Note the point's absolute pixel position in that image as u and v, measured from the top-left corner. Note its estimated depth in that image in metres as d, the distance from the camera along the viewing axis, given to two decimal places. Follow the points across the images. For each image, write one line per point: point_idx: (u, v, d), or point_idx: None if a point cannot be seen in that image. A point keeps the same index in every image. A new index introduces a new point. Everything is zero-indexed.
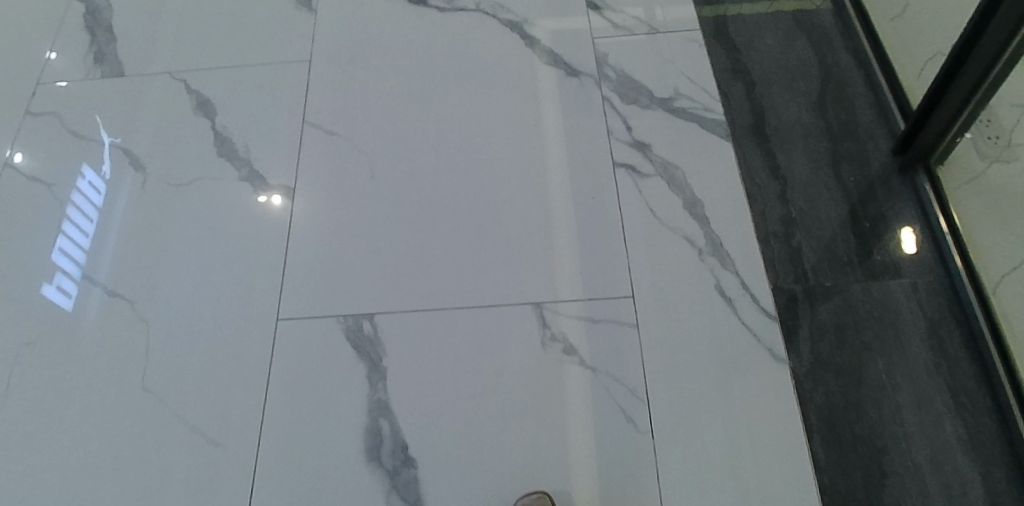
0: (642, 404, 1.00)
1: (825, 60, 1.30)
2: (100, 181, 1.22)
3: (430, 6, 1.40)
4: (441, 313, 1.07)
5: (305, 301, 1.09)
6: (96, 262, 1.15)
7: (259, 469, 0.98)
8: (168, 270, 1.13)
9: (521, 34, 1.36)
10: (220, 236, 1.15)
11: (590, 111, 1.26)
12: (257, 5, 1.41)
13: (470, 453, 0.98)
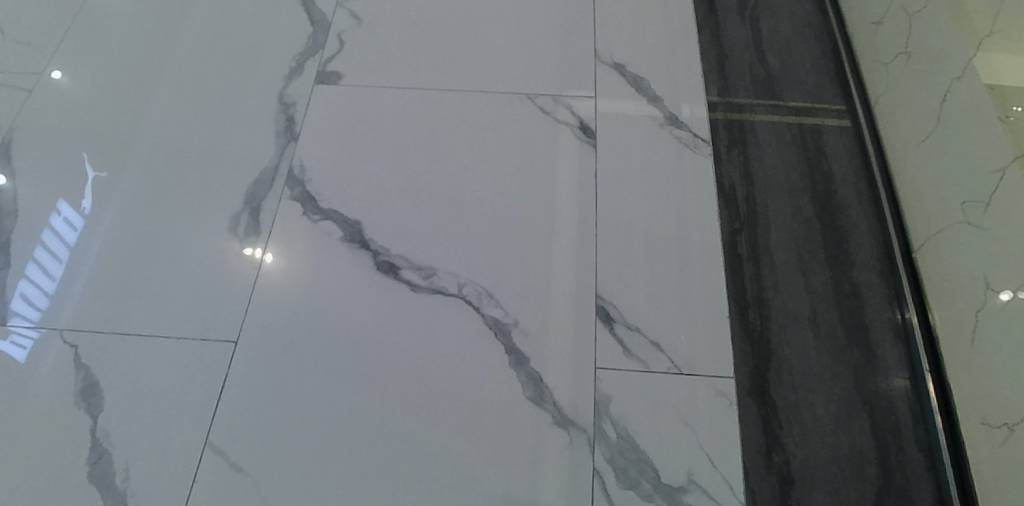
0: (605, 431, 1.01)
1: (886, 457, 1.01)
2: (77, 219, 1.19)
3: (402, 280, 1.13)
4: (415, 329, 1.09)
5: (255, 423, 1.02)
6: (62, 301, 1.11)
7: (221, 445, 1.00)
8: (128, 338, 1.08)
9: (505, 342, 1.08)
10: (191, 272, 1.14)
11: (574, 488, 0.97)
12: (192, 246, 1.16)
13: (427, 455, 0.99)
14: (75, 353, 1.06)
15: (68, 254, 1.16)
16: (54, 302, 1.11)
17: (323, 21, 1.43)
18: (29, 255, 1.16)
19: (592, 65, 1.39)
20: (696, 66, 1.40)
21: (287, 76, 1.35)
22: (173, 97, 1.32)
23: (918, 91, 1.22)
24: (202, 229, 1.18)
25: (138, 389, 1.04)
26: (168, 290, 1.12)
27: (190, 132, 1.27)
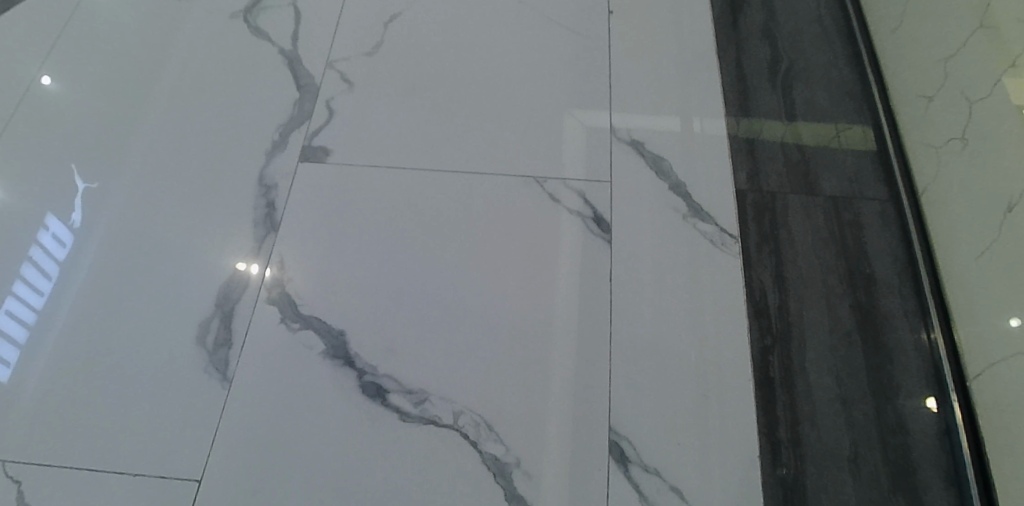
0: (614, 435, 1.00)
1: None
2: (66, 233, 1.15)
3: (390, 407, 1.00)
4: (411, 333, 1.06)
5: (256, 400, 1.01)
6: (49, 317, 1.08)
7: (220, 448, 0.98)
8: (120, 345, 1.05)
9: (505, 485, 0.96)
10: (182, 287, 1.10)
11: None
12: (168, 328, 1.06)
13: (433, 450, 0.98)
14: (65, 362, 1.04)
15: (59, 261, 1.13)
16: (46, 307, 1.09)
17: (310, 85, 1.30)
18: (18, 269, 1.12)
19: (607, 142, 1.26)
20: (722, 144, 1.27)
21: (269, 152, 1.22)
22: (148, 172, 1.21)
23: (974, 196, 1.08)
24: (195, 241, 1.14)
25: (129, 398, 1.01)
26: (159, 295, 1.09)
27: (164, 215, 1.17)
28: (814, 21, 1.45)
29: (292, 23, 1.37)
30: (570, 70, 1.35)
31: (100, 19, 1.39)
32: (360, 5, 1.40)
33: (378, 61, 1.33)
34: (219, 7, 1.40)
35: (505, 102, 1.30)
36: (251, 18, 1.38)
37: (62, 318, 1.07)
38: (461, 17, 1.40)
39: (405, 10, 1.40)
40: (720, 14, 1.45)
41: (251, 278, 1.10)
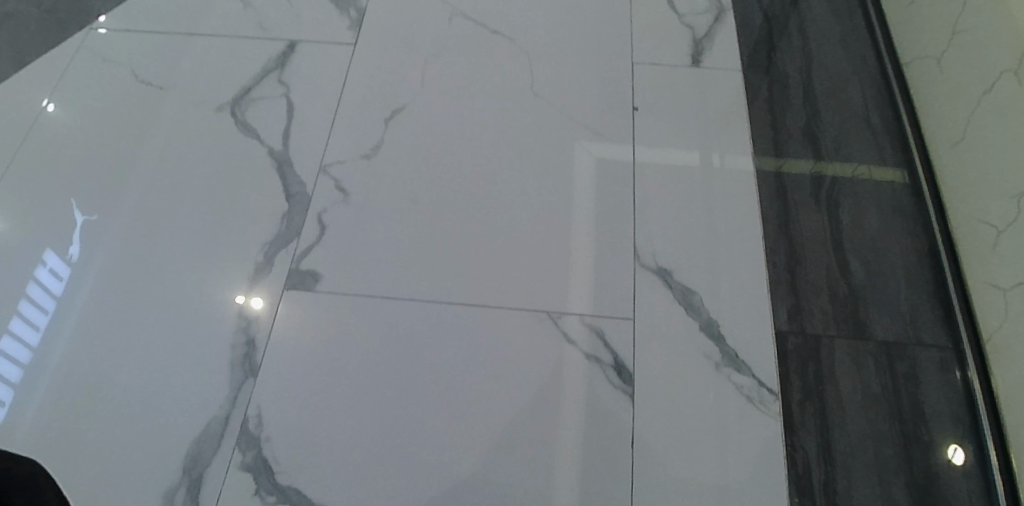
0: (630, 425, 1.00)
1: None
2: (63, 268, 1.12)
3: None
4: (428, 323, 1.06)
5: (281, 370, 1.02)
6: (49, 349, 1.05)
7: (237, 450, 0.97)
8: (124, 372, 1.03)
9: None
10: (186, 313, 1.07)
11: None
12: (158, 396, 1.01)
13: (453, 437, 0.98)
14: (67, 392, 1.02)
15: (57, 295, 1.10)
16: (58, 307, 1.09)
17: (300, 194, 1.17)
18: (15, 304, 1.09)
19: (631, 270, 1.12)
20: (760, 273, 1.12)
21: (253, 276, 1.10)
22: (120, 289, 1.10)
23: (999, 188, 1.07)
24: (200, 266, 1.11)
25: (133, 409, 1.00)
26: (163, 319, 1.07)
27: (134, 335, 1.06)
28: (860, 124, 1.31)
29: (284, 118, 1.25)
30: (590, 153, 1.24)
31: (79, 110, 1.28)
32: (359, 96, 1.28)
33: (378, 165, 1.20)
34: (204, 96, 1.28)
35: (517, 215, 1.17)
36: (239, 110, 1.26)
37: (74, 317, 1.08)
38: (470, 112, 1.28)
39: (409, 104, 1.28)
40: (757, 112, 1.31)
41: (250, 311, 1.07)
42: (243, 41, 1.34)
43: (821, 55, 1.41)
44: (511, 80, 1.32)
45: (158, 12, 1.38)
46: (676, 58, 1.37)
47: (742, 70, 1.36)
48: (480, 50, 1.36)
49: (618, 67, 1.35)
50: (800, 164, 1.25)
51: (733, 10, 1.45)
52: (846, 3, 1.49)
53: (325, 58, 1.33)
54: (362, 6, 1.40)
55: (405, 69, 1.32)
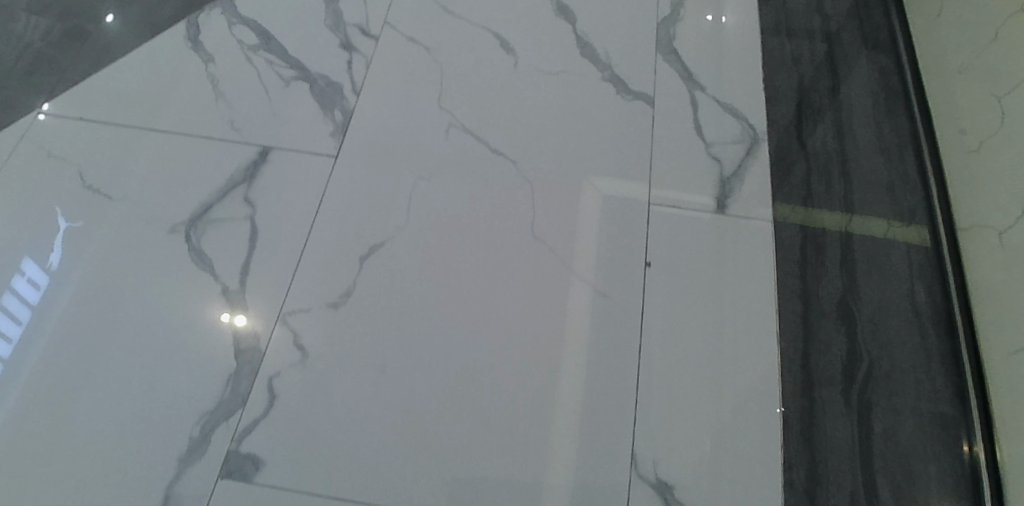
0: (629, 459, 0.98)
1: None
2: (41, 275, 1.07)
3: None
4: (441, 326, 1.05)
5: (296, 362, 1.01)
6: (26, 358, 1.01)
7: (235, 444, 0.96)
8: (109, 372, 1.00)
9: None
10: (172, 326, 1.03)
11: None
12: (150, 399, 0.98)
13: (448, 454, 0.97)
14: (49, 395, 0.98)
15: (32, 305, 1.05)
16: (64, 261, 1.08)
17: (251, 350, 1.02)
18: None
19: (624, 480, 0.97)
20: (773, 495, 0.97)
21: (184, 456, 0.95)
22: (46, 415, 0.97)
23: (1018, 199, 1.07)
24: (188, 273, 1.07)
25: (128, 375, 1.00)
26: (151, 328, 1.03)
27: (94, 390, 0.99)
28: (904, 300, 1.14)
29: (245, 248, 1.09)
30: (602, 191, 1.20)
31: (18, 195, 1.13)
32: (334, 224, 1.12)
33: (346, 317, 1.05)
34: (156, 211, 1.12)
35: (500, 395, 1.01)
36: (194, 234, 1.10)
37: (59, 314, 1.04)
38: (459, 253, 1.12)
39: (391, 238, 1.12)
40: (786, 276, 1.13)
41: (235, 334, 1.02)
42: (210, 145, 1.19)
43: (864, 206, 1.23)
44: (509, 214, 1.16)
45: (123, 98, 1.23)
46: (699, 200, 1.20)
47: (773, 221, 1.19)
48: (477, 173, 1.20)
49: (632, 207, 1.18)
50: (831, 219, 1.20)
51: (768, 141, 1.27)
52: (896, 142, 1.31)
53: (300, 172, 1.17)
54: (349, 109, 1.24)
55: (390, 192, 1.16)
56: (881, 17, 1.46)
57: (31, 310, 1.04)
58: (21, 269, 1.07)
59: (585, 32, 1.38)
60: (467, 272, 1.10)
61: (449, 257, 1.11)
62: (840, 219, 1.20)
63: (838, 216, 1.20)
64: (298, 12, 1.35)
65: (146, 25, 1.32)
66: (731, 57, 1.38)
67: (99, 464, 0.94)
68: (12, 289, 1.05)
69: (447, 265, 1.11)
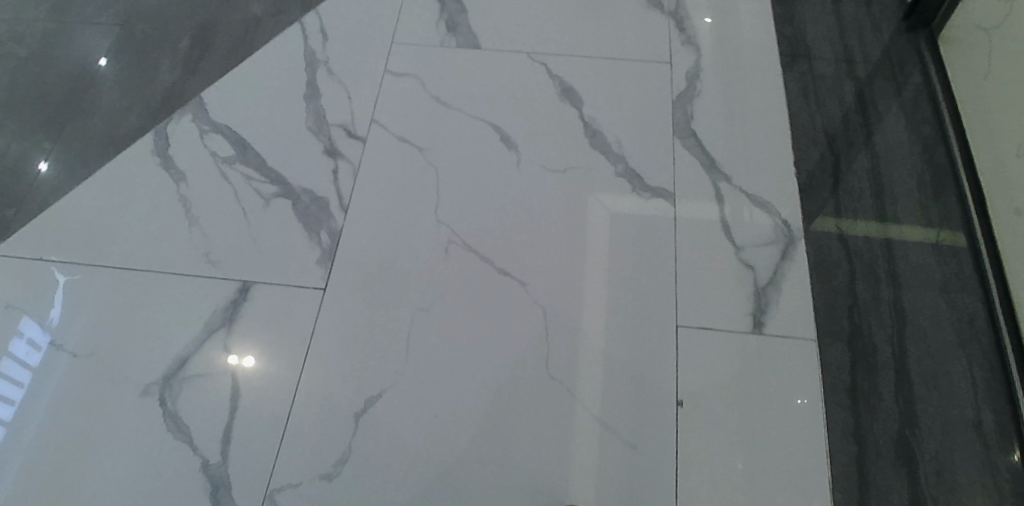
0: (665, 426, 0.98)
1: None
2: (41, 333, 1.03)
3: None
4: (480, 295, 1.07)
5: (340, 344, 1.03)
6: (32, 420, 0.97)
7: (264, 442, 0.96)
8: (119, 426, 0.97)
9: None
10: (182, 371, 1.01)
11: None
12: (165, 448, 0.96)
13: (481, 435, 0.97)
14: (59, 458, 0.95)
15: (34, 365, 1.01)
16: (64, 315, 1.05)
17: None
18: None
19: None
20: None
21: None
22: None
23: None
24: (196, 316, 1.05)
25: (141, 427, 0.97)
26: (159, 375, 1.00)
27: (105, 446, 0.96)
28: (969, 426, 0.99)
29: (226, 408, 0.98)
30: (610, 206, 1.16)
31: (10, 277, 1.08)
32: (323, 375, 1.01)
33: (343, 490, 0.94)
34: (125, 369, 1.01)
35: None
36: (169, 396, 0.99)
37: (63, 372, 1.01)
38: (465, 402, 0.99)
39: (389, 386, 1.00)
40: (836, 411, 0.99)
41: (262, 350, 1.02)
42: (182, 283, 1.07)
43: (917, 312, 1.08)
44: (519, 349, 1.03)
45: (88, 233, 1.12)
46: (734, 319, 1.06)
47: (817, 341, 1.04)
48: (482, 299, 1.07)
49: (658, 332, 1.05)
50: (865, 228, 1.15)
51: (805, 240, 1.13)
52: (946, 230, 1.16)
53: (285, 312, 1.05)
54: (336, 229, 1.12)
55: (386, 329, 1.04)
56: (918, 79, 1.33)
57: (32, 371, 1.01)
58: (20, 330, 1.03)
59: (593, 117, 1.25)
60: (503, 251, 1.11)
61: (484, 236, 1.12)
62: (875, 228, 1.14)
63: (874, 225, 1.15)
64: (278, 115, 1.23)
65: (109, 140, 1.21)
66: (755, 138, 1.24)
67: None
68: (11, 353, 1.02)
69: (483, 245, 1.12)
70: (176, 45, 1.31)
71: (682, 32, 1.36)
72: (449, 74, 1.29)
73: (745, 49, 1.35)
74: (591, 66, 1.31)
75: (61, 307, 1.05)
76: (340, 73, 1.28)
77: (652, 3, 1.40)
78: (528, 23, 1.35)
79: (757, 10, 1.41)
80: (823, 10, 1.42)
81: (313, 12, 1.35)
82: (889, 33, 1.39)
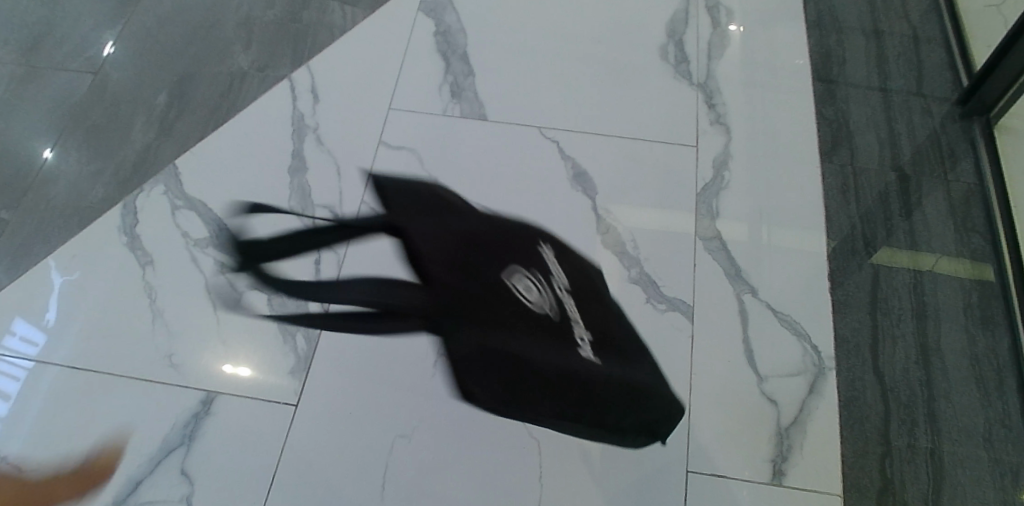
0: (681, 459, 0.95)
1: None
2: (37, 334, 1.02)
3: None
4: None
5: (347, 371, 0.99)
6: (15, 433, 0.95)
7: (260, 470, 0.93)
8: (108, 441, 0.95)
9: None
10: (175, 390, 0.98)
11: None
12: (154, 476, 0.93)
13: (484, 484, 0.93)
14: (41, 471, 0.93)
15: (28, 367, 1.00)
16: (45, 354, 1.01)
17: None
18: None
19: None
20: None
21: None
22: None
23: None
24: (191, 337, 1.02)
25: (130, 445, 0.95)
26: (151, 398, 0.98)
27: (90, 465, 0.93)
28: None
29: None
30: (626, 266, 1.09)
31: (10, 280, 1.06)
32: None
33: None
34: (71, 489, 0.92)
35: None
36: None
37: (50, 382, 0.99)
38: None
39: None
40: None
41: (256, 365, 1.00)
42: (138, 389, 0.98)
43: (956, 465, 0.95)
44: (508, 490, 0.93)
45: (55, 310, 1.04)
46: (750, 466, 0.95)
47: (843, 496, 0.93)
48: (471, 426, 0.96)
49: (661, 475, 0.94)
50: (898, 260, 1.10)
51: (837, 372, 1.01)
52: (994, 365, 1.02)
53: (249, 431, 0.95)
54: (314, 332, 1.02)
55: (363, 460, 0.94)
56: (970, 174, 1.19)
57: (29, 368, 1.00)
58: (13, 329, 1.02)
59: (607, 208, 1.13)
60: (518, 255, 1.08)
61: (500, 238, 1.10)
62: (909, 262, 1.10)
63: (906, 255, 1.11)
64: (259, 191, 1.13)
65: (73, 212, 1.11)
66: (786, 242, 1.12)
67: None
68: (8, 349, 1.01)
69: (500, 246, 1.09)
70: (153, 100, 1.21)
71: (711, 108, 1.25)
72: (451, 148, 1.18)
73: (780, 135, 1.22)
74: (607, 146, 1.19)
75: (19, 385, 0.99)
76: (329, 142, 1.17)
77: (679, 70, 1.28)
78: (541, 91, 1.24)
79: (793, 85, 1.28)
80: (868, 87, 1.28)
81: (305, 69, 1.25)
82: (941, 117, 1.25)
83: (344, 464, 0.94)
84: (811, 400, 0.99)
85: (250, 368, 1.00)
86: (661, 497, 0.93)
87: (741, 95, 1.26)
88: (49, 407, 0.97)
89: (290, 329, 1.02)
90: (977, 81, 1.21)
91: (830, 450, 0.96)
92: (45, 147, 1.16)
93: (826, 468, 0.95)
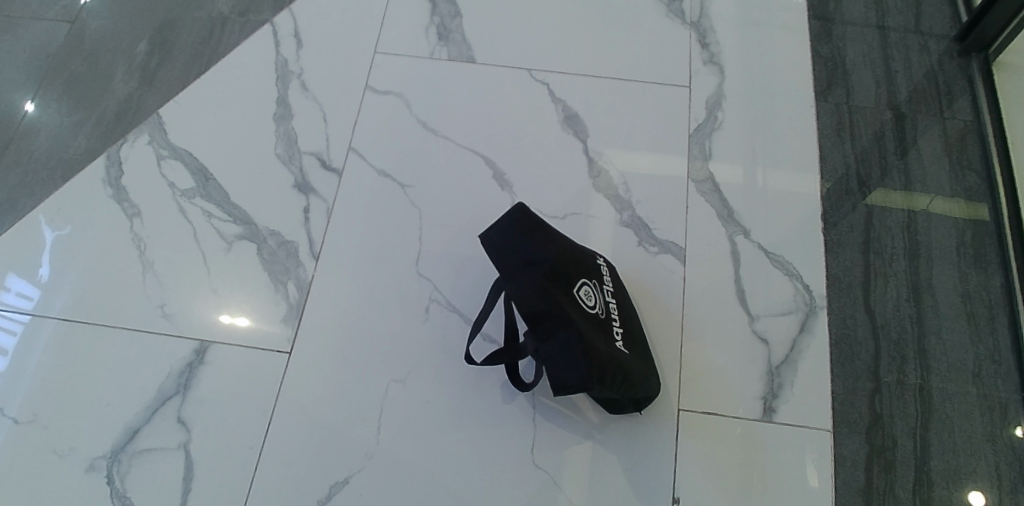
0: (674, 399, 0.96)
1: None
2: (32, 288, 1.01)
3: None
4: None
5: (338, 318, 0.99)
6: (12, 386, 0.96)
7: (257, 416, 0.94)
8: (105, 389, 0.96)
9: None
10: (170, 340, 0.98)
11: None
12: (153, 424, 0.94)
13: (478, 426, 0.94)
14: (40, 421, 0.94)
15: (24, 321, 1.00)
16: (39, 308, 1.00)
17: None
18: None
19: None
20: None
21: None
22: (25, 470, 0.92)
23: None
24: (182, 286, 1.01)
25: (128, 394, 0.95)
26: (145, 349, 0.98)
27: (88, 414, 0.94)
28: None
29: (179, 491, 0.91)
30: (617, 208, 1.08)
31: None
32: (286, 451, 0.92)
33: None
34: (70, 439, 0.93)
35: None
36: (117, 473, 0.91)
37: (46, 335, 0.99)
38: (443, 493, 0.91)
39: (357, 471, 0.92)
40: None
41: (246, 315, 1.00)
42: (132, 341, 0.98)
43: (945, 400, 0.96)
44: (502, 432, 0.94)
45: (46, 263, 1.03)
46: (741, 404, 0.96)
47: (832, 431, 0.94)
48: (463, 370, 0.97)
49: (652, 414, 0.95)
50: (892, 199, 1.09)
51: (828, 311, 1.01)
52: (986, 302, 1.02)
53: (244, 379, 0.96)
54: (305, 280, 1.02)
55: (359, 404, 0.95)
56: (967, 112, 1.16)
57: (26, 323, 1.00)
58: (7, 285, 1.02)
59: (598, 152, 1.12)
60: (508, 200, 1.08)
61: (490, 183, 1.09)
62: (904, 201, 1.09)
63: (901, 194, 1.10)
64: (244, 140, 1.11)
65: (56, 163, 1.09)
66: (780, 182, 1.11)
67: (93, 491, 0.91)
68: (4, 304, 1.01)
69: (490, 191, 1.08)
70: (133, 48, 1.18)
71: (704, 48, 1.22)
72: (440, 91, 1.15)
73: (775, 75, 1.20)
74: (597, 87, 1.17)
75: (15, 339, 0.99)
76: (315, 88, 1.15)
77: (672, 9, 1.25)
78: (531, 32, 1.21)
79: (789, 24, 1.25)
80: (865, 25, 1.25)
81: (287, 14, 1.21)
82: (939, 54, 1.22)
83: (340, 408, 0.95)
84: (804, 339, 1.00)
85: (243, 316, 1.00)
86: (655, 436, 0.94)
87: (736, 34, 1.23)
88: (47, 360, 0.97)
89: (280, 279, 1.02)
90: (977, 16, 1.17)
91: (820, 387, 0.97)
92: (26, 98, 1.14)
93: (817, 404, 0.96)
